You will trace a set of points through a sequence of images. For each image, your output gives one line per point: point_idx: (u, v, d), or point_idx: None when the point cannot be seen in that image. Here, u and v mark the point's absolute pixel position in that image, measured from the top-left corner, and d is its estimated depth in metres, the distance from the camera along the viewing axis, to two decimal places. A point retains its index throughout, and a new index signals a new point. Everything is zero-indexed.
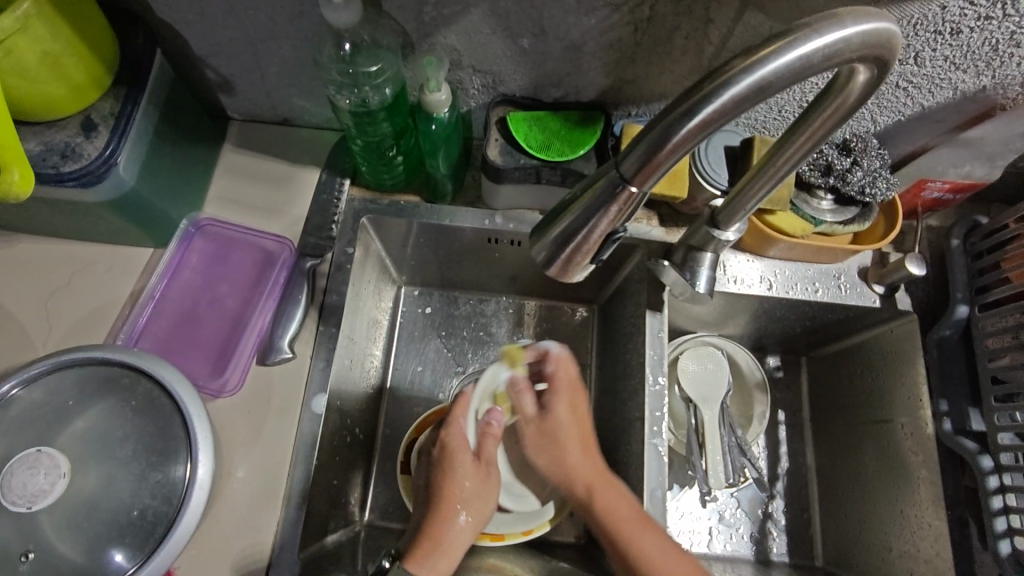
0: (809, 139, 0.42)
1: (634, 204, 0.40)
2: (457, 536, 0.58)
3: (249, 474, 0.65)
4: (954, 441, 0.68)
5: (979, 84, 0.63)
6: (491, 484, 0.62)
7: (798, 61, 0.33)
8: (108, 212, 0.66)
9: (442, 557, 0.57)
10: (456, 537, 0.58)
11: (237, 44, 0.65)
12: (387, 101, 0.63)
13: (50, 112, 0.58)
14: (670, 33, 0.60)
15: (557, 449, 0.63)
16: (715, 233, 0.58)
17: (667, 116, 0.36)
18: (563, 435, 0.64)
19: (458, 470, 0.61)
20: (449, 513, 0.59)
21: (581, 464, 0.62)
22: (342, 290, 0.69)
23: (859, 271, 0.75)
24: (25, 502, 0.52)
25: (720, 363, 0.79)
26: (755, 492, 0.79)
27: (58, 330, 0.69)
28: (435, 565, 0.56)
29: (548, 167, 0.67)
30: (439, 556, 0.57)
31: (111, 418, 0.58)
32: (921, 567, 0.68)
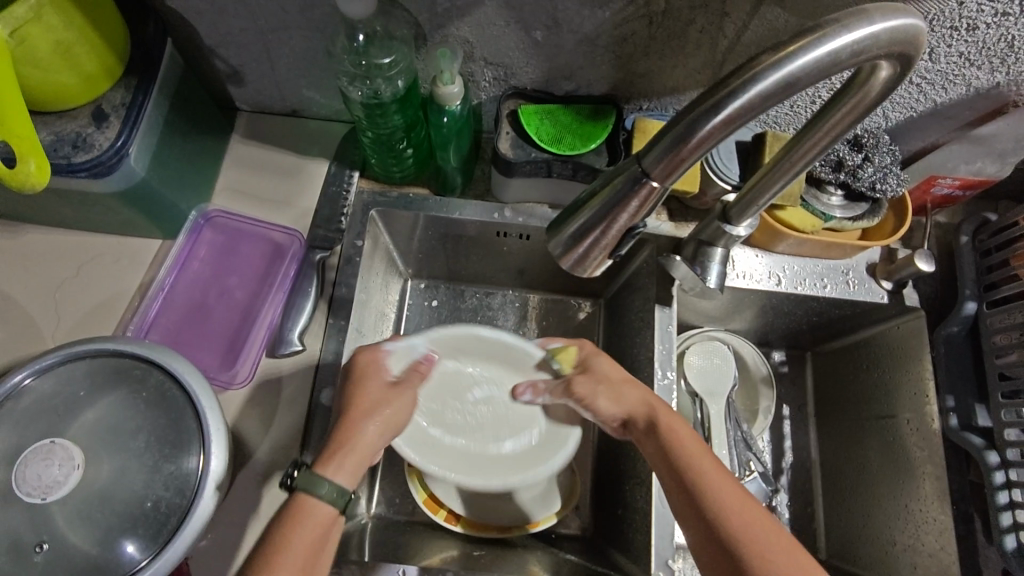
0: (827, 135, 0.42)
1: (655, 199, 0.40)
2: (369, 442, 0.55)
3: (259, 466, 0.65)
4: (961, 437, 0.68)
5: (993, 81, 0.63)
6: (405, 402, 0.59)
7: (825, 57, 0.33)
8: (116, 203, 0.66)
9: (353, 456, 0.53)
10: (370, 443, 0.55)
11: (248, 35, 0.65)
12: (399, 93, 0.63)
13: (61, 101, 0.58)
14: (685, 27, 0.60)
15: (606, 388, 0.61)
16: (727, 228, 0.57)
17: (692, 110, 0.35)
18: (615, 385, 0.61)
19: (372, 396, 0.58)
20: (359, 420, 0.55)
21: (637, 407, 0.60)
22: (351, 282, 0.69)
23: (868, 266, 0.76)
24: (39, 493, 0.53)
25: (727, 358, 0.80)
26: (760, 487, 0.78)
27: (66, 321, 0.69)
28: (343, 465, 0.52)
29: (559, 161, 0.67)
30: (355, 458, 0.53)
31: (123, 409, 0.58)
32: (925, 561, 0.68)
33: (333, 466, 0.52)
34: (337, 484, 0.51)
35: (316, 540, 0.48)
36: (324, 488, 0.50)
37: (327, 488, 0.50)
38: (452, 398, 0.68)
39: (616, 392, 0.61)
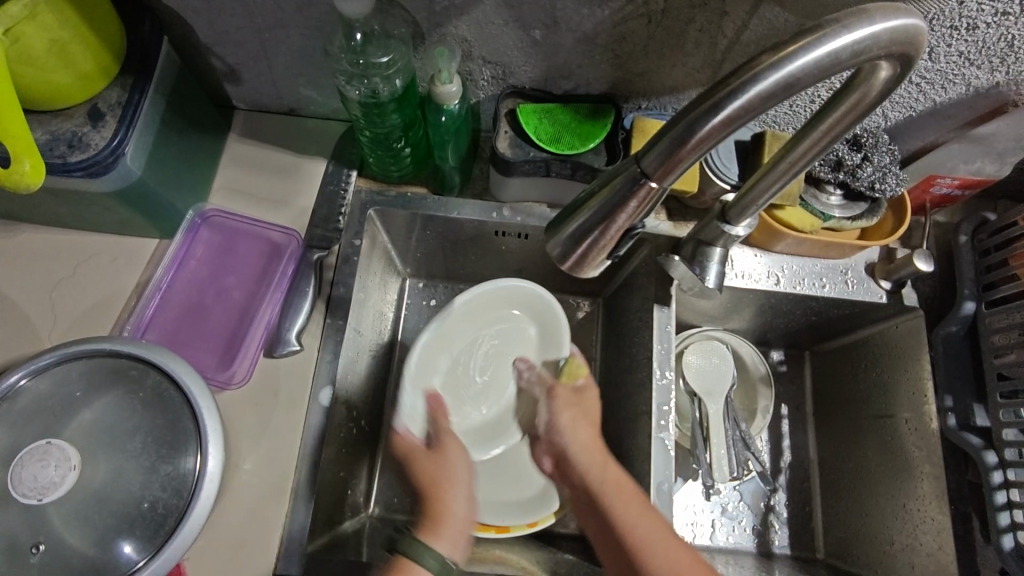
0: (826, 135, 0.42)
1: (653, 200, 0.40)
2: (459, 509, 0.56)
3: (256, 466, 0.65)
4: (959, 436, 0.67)
5: (993, 80, 0.62)
6: (457, 451, 0.62)
7: (825, 57, 0.33)
8: (113, 202, 0.65)
9: (457, 528, 0.55)
10: (464, 513, 0.57)
11: (245, 33, 0.64)
12: (397, 93, 0.63)
13: (57, 101, 0.57)
14: (684, 26, 0.60)
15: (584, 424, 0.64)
16: (726, 228, 0.57)
17: (691, 111, 0.35)
18: (574, 420, 0.64)
19: (426, 461, 0.61)
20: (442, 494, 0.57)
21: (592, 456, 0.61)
22: (349, 282, 0.69)
23: (866, 266, 0.75)
24: (35, 494, 0.52)
25: (725, 358, 0.79)
26: (758, 486, 0.80)
27: (62, 321, 0.69)
28: (445, 535, 0.54)
29: (558, 160, 0.66)
30: (453, 528, 0.55)
31: (119, 410, 0.57)
32: (923, 560, 0.68)
33: (435, 538, 0.53)
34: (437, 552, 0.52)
35: None
36: (430, 557, 0.51)
37: (433, 559, 0.51)
38: (452, 381, 0.73)
39: (578, 428, 0.63)
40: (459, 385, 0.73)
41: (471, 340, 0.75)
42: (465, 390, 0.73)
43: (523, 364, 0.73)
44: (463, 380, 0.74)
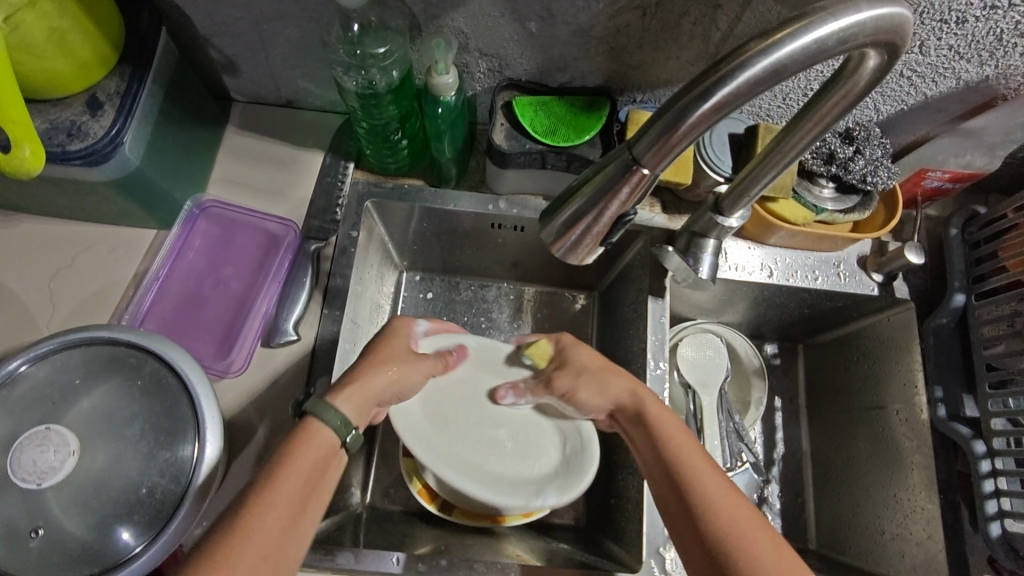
0: (816, 126, 0.43)
1: (645, 186, 0.41)
2: (379, 378, 0.58)
3: (254, 455, 0.66)
4: (948, 426, 0.69)
5: (982, 74, 0.63)
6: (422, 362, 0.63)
7: (813, 45, 0.33)
8: (111, 191, 0.66)
9: (359, 392, 0.56)
10: (380, 386, 0.58)
11: (242, 24, 0.65)
12: (394, 84, 0.64)
13: (56, 89, 0.58)
14: (678, 19, 0.60)
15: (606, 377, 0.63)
16: (719, 219, 0.58)
17: (682, 97, 0.36)
18: (597, 378, 0.63)
19: (380, 349, 0.61)
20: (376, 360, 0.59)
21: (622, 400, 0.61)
22: (346, 273, 0.70)
23: (858, 259, 0.76)
24: (34, 479, 0.53)
25: (719, 350, 0.80)
26: (751, 477, 0.79)
27: (61, 310, 0.69)
28: (348, 394, 0.55)
29: (554, 152, 0.67)
30: (365, 398, 0.57)
31: (117, 397, 0.58)
32: (913, 549, 0.69)
33: (343, 400, 0.55)
34: (344, 417, 0.54)
35: (317, 462, 0.51)
36: (329, 414, 0.53)
37: (333, 416, 0.53)
38: (496, 454, 0.66)
39: (597, 388, 0.62)
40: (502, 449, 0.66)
41: (450, 415, 0.67)
42: (501, 431, 0.67)
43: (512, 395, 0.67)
44: (474, 429, 0.67)
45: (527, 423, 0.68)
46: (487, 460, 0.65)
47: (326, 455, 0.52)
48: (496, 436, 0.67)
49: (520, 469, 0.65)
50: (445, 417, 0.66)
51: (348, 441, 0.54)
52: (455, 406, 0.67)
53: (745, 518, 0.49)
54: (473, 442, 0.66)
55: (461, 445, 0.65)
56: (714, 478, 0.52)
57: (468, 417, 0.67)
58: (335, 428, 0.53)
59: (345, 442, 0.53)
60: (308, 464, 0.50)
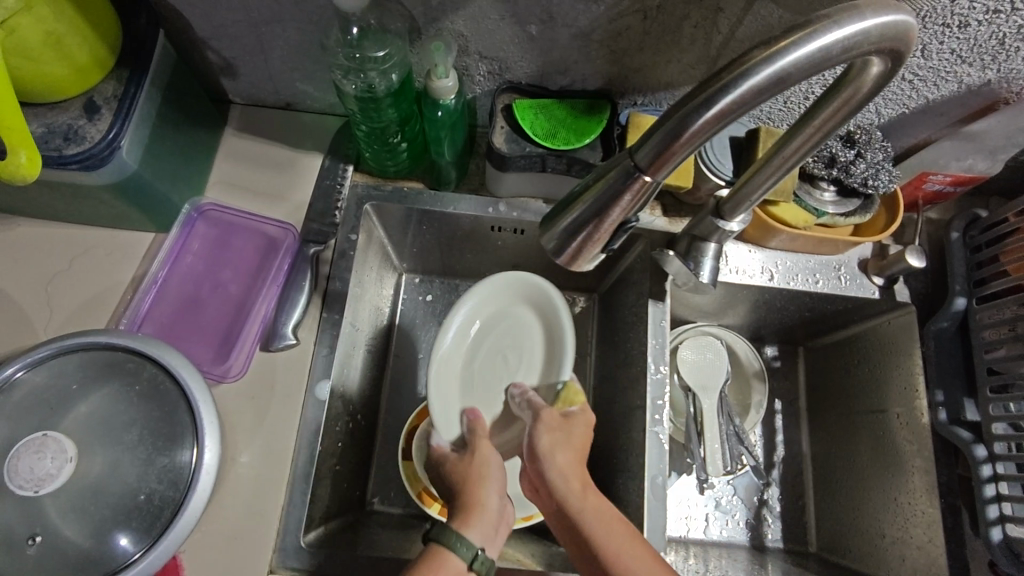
0: (817, 132, 0.43)
1: (647, 194, 0.40)
2: (493, 501, 0.58)
3: (253, 459, 0.65)
4: (949, 430, 0.69)
5: (984, 78, 0.63)
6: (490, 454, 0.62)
7: (817, 53, 0.33)
8: (109, 195, 0.65)
9: (486, 522, 0.56)
10: (495, 508, 0.58)
11: (240, 27, 0.64)
12: (393, 87, 0.63)
13: (53, 93, 0.57)
14: (679, 22, 0.60)
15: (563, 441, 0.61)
16: (720, 224, 0.58)
17: (685, 104, 0.36)
18: (560, 442, 0.61)
19: (464, 471, 0.61)
20: (480, 484, 0.59)
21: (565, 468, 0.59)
22: (345, 277, 0.69)
23: (859, 262, 0.76)
24: (32, 486, 0.53)
25: (719, 353, 0.80)
26: (751, 480, 0.80)
27: (59, 314, 0.69)
28: (473, 524, 0.55)
29: (554, 156, 0.67)
30: (486, 522, 0.56)
31: (115, 403, 0.58)
32: (914, 553, 0.69)
33: (469, 526, 0.55)
34: (469, 542, 0.53)
35: None
36: (465, 547, 0.53)
37: (466, 548, 0.53)
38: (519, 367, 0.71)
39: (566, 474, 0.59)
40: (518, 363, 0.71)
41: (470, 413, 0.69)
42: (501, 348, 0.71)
43: (517, 388, 0.67)
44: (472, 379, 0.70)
45: (487, 347, 0.72)
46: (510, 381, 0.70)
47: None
48: (510, 356, 0.71)
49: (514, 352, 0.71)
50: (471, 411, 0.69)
51: (477, 562, 0.53)
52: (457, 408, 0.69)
53: None
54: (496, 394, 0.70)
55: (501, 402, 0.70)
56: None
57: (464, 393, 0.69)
58: (462, 556, 0.52)
59: (477, 566, 0.53)
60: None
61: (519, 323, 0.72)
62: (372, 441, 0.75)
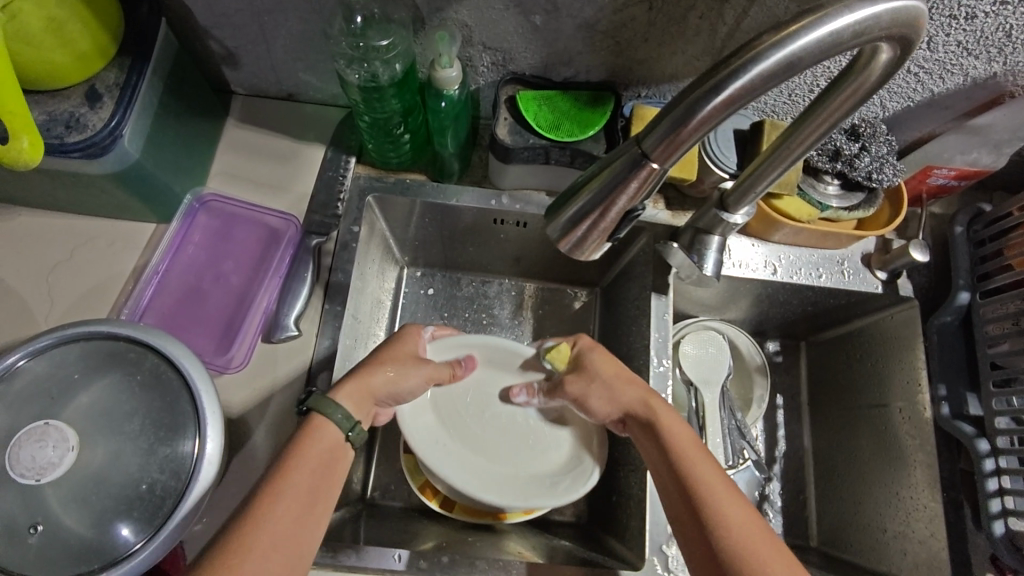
0: (824, 122, 0.42)
1: (653, 182, 0.40)
2: (381, 381, 0.59)
3: (254, 452, 0.65)
4: (952, 424, 0.68)
5: (990, 70, 0.63)
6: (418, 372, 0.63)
7: (827, 38, 0.33)
8: (111, 184, 0.65)
9: (360, 390, 0.58)
10: (381, 385, 0.59)
11: (243, 16, 0.64)
12: (396, 77, 0.63)
13: (55, 81, 0.57)
14: (684, 12, 0.60)
15: (607, 385, 0.61)
16: (724, 215, 0.57)
17: (693, 90, 0.35)
18: (609, 385, 0.61)
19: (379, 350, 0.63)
20: (380, 362, 0.60)
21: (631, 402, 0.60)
22: (348, 268, 0.69)
23: (862, 257, 0.76)
24: (33, 475, 0.52)
25: (722, 348, 0.80)
26: (754, 475, 0.78)
27: (60, 304, 0.68)
28: (348, 391, 0.57)
29: (558, 147, 0.66)
30: (366, 398, 0.58)
31: (117, 392, 0.57)
32: (915, 547, 0.69)
33: (354, 402, 0.57)
34: (348, 413, 0.56)
35: (322, 457, 0.53)
36: (336, 414, 0.55)
37: (339, 415, 0.55)
38: (495, 402, 0.71)
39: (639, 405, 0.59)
40: (491, 402, 0.71)
41: (527, 450, 0.68)
42: (468, 408, 0.70)
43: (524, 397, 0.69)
44: (476, 438, 0.68)
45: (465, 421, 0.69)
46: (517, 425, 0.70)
47: (332, 449, 0.54)
48: (481, 406, 0.70)
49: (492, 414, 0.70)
50: (525, 449, 0.68)
51: (353, 434, 0.55)
52: (516, 463, 0.67)
53: (755, 544, 0.47)
54: (513, 430, 0.69)
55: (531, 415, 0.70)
56: (723, 488, 0.50)
57: (491, 449, 0.68)
58: (339, 425, 0.55)
59: (351, 437, 0.55)
60: (319, 455, 0.53)
61: (468, 383, 0.71)
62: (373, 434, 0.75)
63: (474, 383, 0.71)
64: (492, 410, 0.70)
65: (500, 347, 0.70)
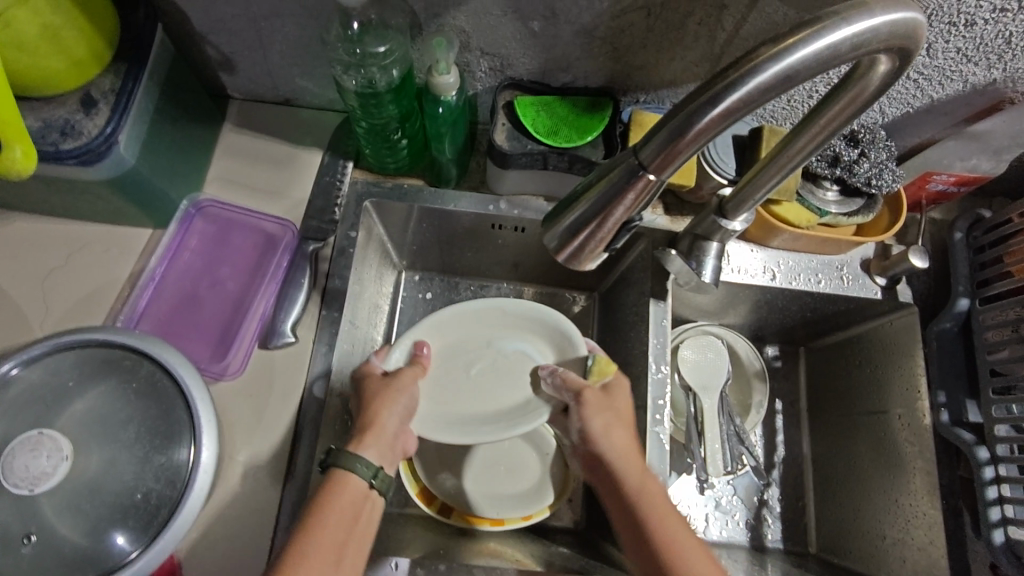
0: (823, 131, 0.42)
1: (651, 192, 0.40)
2: (394, 421, 0.58)
3: (250, 459, 0.65)
4: (951, 431, 0.69)
5: (990, 77, 0.62)
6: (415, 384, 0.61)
7: (825, 50, 0.33)
8: (107, 190, 0.65)
9: (382, 437, 0.57)
10: (396, 425, 0.58)
11: (239, 21, 0.64)
12: (394, 83, 0.62)
13: (50, 87, 0.57)
14: (683, 19, 0.59)
15: (612, 417, 0.59)
16: (722, 223, 0.57)
17: (690, 102, 0.35)
18: (618, 417, 0.59)
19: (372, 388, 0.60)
20: (388, 399, 0.59)
21: (623, 446, 0.57)
22: (345, 274, 0.69)
23: (861, 263, 0.76)
24: (27, 485, 0.52)
25: (720, 353, 0.80)
26: (752, 480, 0.80)
27: (56, 310, 0.68)
28: (366, 441, 0.56)
29: (556, 153, 0.66)
30: (384, 441, 0.57)
31: (112, 401, 0.57)
32: (914, 555, 0.68)
33: (376, 449, 0.56)
34: (369, 462, 0.54)
35: (350, 515, 0.52)
36: (359, 467, 0.54)
37: (362, 468, 0.54)
38: (468, 350, 0.68)
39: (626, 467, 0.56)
40: (465, 356, 0.68)
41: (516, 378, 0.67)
42: (453, 372, 0.67)
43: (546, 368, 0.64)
44: (462, 391, 0.66)
45: (457, 385, 0.66)
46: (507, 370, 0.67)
47: (358, 502, 0.53)
48: (464, 364, 0.67)
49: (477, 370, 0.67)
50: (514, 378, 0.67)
51: (378, 481, 0.54)
52: (508, 393, 0.66)
53: None
54: (494, 368, 0.67)
55: (506, 344, 0.69)
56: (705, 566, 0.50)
57: (483, 392, 0.66)
58: (362, 474, 0.54)
59: (377, 483, 0.54)
60: (346, 507, 0.52)
61: (444, 350, 0.68)
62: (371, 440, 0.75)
63: (446, 352, 0.68)
64: (469, 365, 0.68)
65: (467, 307, 0.69)
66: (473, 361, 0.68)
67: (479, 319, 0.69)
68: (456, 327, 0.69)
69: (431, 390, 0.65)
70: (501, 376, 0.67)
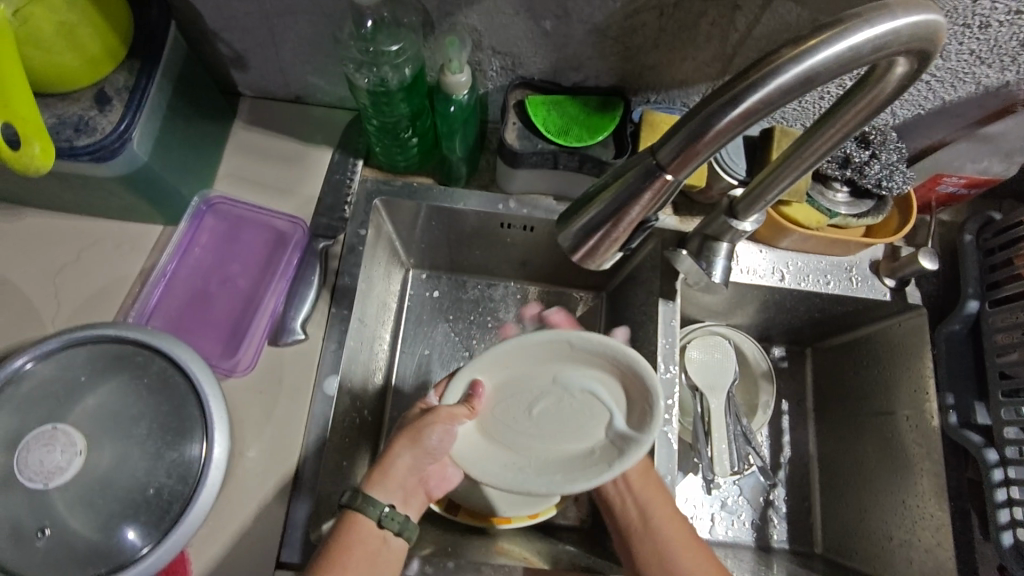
0: (839, 133, 0.42)
1: (667, 193, 0.40)
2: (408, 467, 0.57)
3: (260, 454, 0.65)
4: (959, 433, 0.68)
5: (1003, 79, 0.62)
6: (443, 426, 0.57)
7: (846, 51, 0.33)
8: (119, 187, 0.65)
9: (398, 483, 0.57)
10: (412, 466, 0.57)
11: (252, 19, 0.64)
12: (406, 82, 0.63)
13: (65, 84, 0.57)
14: (696, 19, 0.59)
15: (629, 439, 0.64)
16: (733, 223, 0.57)
17: (710, 102, 0.35)
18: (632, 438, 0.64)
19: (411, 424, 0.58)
20: (416, 440, 0.56)
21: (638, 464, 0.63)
22: (354, 272, 0.69)
23: (870, 264, 0.76)
24: (41, 479, 0.53)
25: (728, 353, 0.80)
26: (758, 480, 0.80)
27: (67, 306, 0.68)
28: (383, 484, 0.56)
29: (566, 153, 0.66)
30: (396, 484, 0.57)
31: (124, 396, 0.57)
32: (921, 556, 0.69)
33: (385, 495, 0.56)
34: (379, 501, 0.55)
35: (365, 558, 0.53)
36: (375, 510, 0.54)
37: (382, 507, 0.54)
38: (529, 385, 0.62)
39: (650, 483, 0.62)
40: (526, 390, 0.62)
41: (581, 423, 0.60)
42: (511, 418, 0.61)
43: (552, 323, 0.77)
44: (522, 431, 0.60)
45: (517, 432, 0.60)
46: (572, 429, 0.60)
47: (372, 541, 0.54)
48: (524, 407, 0.61)
49: (539, 422, 0.60)
50: (580, 427, 0.60)
51: (387, 518, 0.54)
52: (575, 440, 0.59)
53: None
54: (560, 406, 0.61)
55: (572, 379, 0.62)
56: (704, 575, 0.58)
57: (548, 439, 0.60)
58: (371, 515, 0.54)
59: (385, 524, 0.54)
60: (358, 555, 0.53)
61: (501, 389, 0.62)
62: (378, 437, 0.75)
63: (503, 390, 0.62)
64: (531, 404, 0.61)
65: (529, 338, 0.61)
66: (531, 406, 0.61)
67: (544, 351, 0.62)
68: (512, 359, 0.62)
69: (488, 436, 0.60)
70: (567, 439, 0.59)
